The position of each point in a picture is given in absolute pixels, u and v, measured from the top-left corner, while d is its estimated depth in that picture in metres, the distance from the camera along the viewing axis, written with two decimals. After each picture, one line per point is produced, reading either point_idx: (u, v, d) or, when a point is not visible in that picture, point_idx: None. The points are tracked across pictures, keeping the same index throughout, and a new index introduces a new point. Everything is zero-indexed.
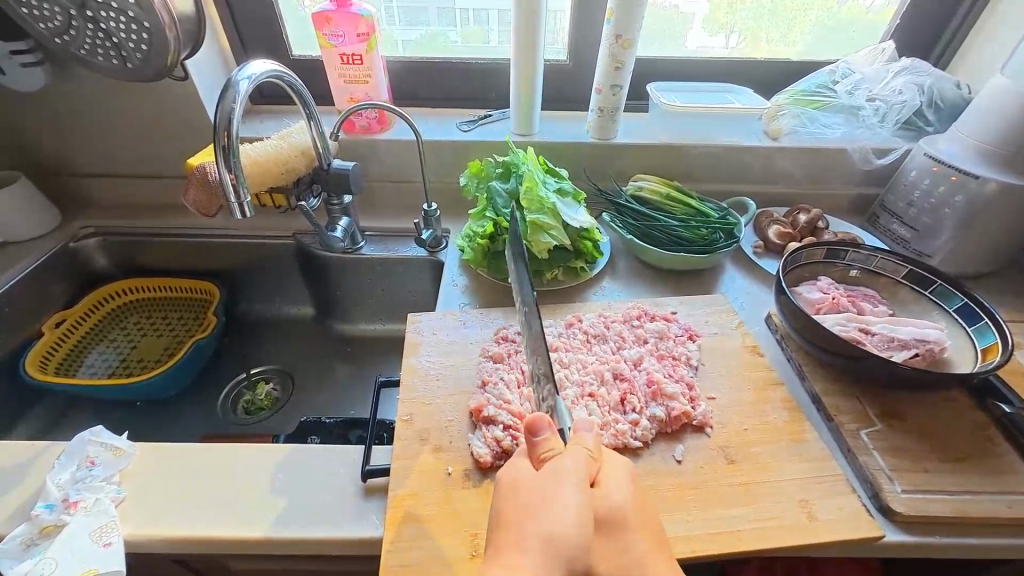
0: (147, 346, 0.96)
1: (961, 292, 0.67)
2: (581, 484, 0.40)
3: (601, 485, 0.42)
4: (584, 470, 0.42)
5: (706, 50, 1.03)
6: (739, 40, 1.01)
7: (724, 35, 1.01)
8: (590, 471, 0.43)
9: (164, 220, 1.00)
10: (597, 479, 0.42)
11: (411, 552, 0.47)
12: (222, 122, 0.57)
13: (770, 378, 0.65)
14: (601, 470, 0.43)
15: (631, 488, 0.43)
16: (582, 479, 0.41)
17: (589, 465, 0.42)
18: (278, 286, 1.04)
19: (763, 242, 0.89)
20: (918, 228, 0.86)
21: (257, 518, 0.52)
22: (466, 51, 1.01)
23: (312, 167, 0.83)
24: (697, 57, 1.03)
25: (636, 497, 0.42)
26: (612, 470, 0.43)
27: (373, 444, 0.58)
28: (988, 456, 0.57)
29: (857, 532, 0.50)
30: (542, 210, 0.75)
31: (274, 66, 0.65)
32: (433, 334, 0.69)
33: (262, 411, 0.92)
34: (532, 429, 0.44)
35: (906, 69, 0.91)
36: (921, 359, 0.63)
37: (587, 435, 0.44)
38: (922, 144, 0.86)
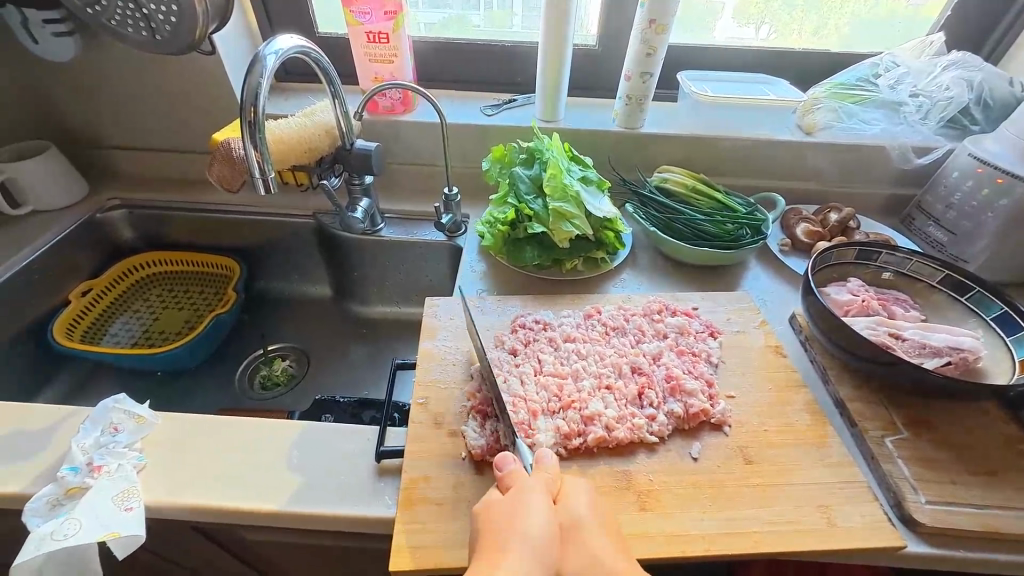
0: (169, 318, 0.98)
1: (1001, 300, 0.64)
2: (546, 501, 0.43)
3: (563, 502, 0.45)
4: (545, 490, 0.45)
5: (741, 39, 0.99)
6: (768, 31, 0.97)
7: (754, 27, 0.97)
8: (552, 490, 0.45)
9: (188, 195, 1.02)
10: (558, 500, 0.45)
11: (423, 534, 0.47)
12: (249, 98, 0.57)
13: (793, 379, 0.63)
14: (561, 490, 0.46)
15: (592, 502, 0.45)
16: (545, 494, 0.44)
17: (547, 485, 0.45)
18: (297, 265, 1.05)
19: (790, 240, 0.87)
20: (956, 232, 0.83)
21: (272, 492, 0.52)
22: (489, 35, 0.99)
23: (335, 147, 0.83)
24: (727, 47, 1.00)
25: (598, 509, 0.45)
26: (571, 489, 0.46)
27: (387, 425, 0.58)
28: (1021, 471, 0.55)
29: (877, 541, 0.48)
30: (565, 198, 0.73)
31: (302, 42, 0.64)
32: (450, 319, 0.69)
33: (278, 386, 0.93)
34: (496, 464, 0.47)
35: (955, 64, 0.85)
36: (954, 367, 0.60)
37: (549, 461, 0.47)
38: (967, 144, 0.82)
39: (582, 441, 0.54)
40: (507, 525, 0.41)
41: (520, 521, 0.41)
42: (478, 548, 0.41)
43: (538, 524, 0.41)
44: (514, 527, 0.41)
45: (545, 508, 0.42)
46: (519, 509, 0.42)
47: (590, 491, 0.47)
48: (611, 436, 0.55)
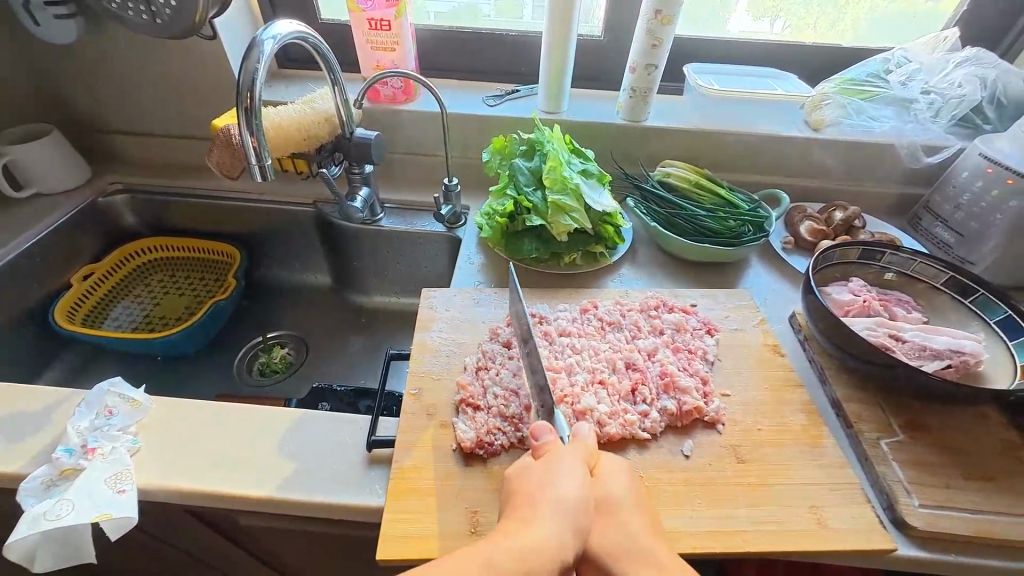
0: (169, 303, 0.98)
1: (1005, 303, 0.63)
2: (580, 470, 0.45)
3: (599, 475, 0.46)
4: (582, 459, 0.46)
5: (749, 33, 0.97)
6: (783, 24, 0.95)
7: (769, 20, 0.95)
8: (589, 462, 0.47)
9: (190, 181, 1.02)
10: (594, 471, 0.47)
11: (410, 523, 0.48)
12: (246, 83, 0.56)
13: (790, 379, 0.63)
14: (599, 462, 0.48)
15: (628, 482, 0.46)
16: (582, 462, 0.46)
17: (585, 454, 0.47)
18: (298, 253, 1.05)
19: (793, 238, 0.86)
20: (964, 233, 0.81)
21: (263, 479, 0.53)
22: (498, 25, 0.97)
23: (334, 135, 0.82)
24: (740, 40, 0.97)
25: (635, 489, 0.46)
26: (608, 463, 0.48)
27: (379, 415, 0.58)
28: (1017, 477, 0.54)
29: (867, 543, 0.48)
30: (565, 191, 0.73)
31: (300, 28, 0.63)
32: (446, 311, 0.69)
33: (276, 374, 0.94)
34: (533, 433, 0.48)
35: (969, 61, 0.83)
36: (953, 371, 0.60)
37: (585, 435, 0.49)
38: (978, 143, 0.80)
39: None
40: (544, 486, 0.43)
41: (554, 480, 0.44)
42: (514, 501, 0.44)
43: (572, 488, 0.43)
44: (548, 485, 0.43)
45: (580, 475, 0.44)
46: (552, 475, 0.44)
47: (627, 470, 0.48)
48: (602, 432, 0.54)
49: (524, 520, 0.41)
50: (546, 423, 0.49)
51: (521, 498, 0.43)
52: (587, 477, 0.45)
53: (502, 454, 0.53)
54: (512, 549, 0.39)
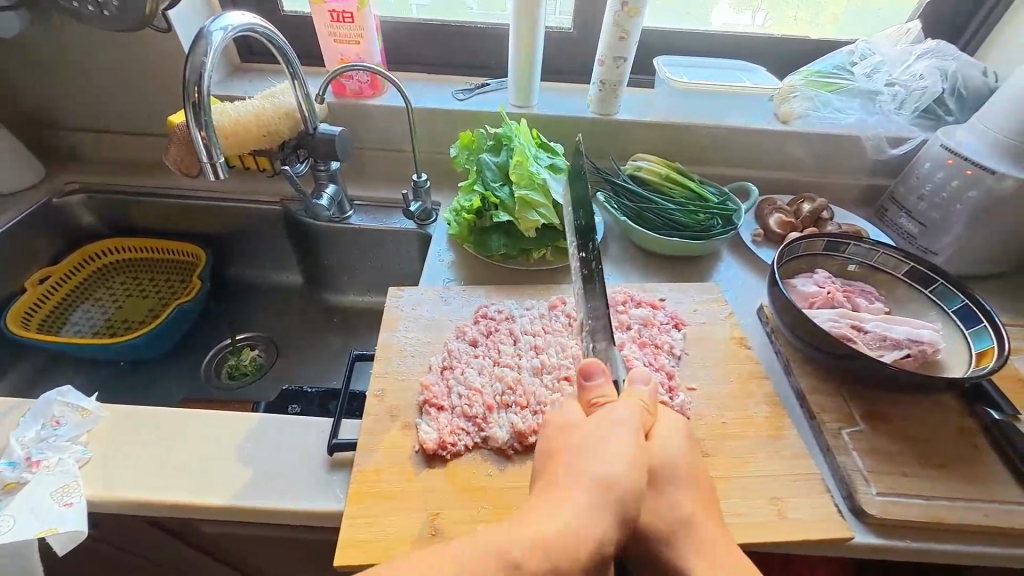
0: (132, 306, 0.95)
1: (962, 292, 0.64)
2: (635, 435, 0.43)
3: (654, 439, 0.48)
4: (644, 412, 0.46)
5: (727, 26, 0.97)
6: (766, 16, 0.95)
7: (752, 13, 0.95)
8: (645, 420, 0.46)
9: (152, 180, 0.98)
10: (650, 432, 0.48)
11: (371, 527, 0.47)
12: (192, 77, 0.54)
13: (755, 371, 0.63)
14: (653, 424, 0.48)
15: (685, 442, 0.48)
16: (636, 427, 0.43)
17: (644, 416, 0.46)
18: (267, 252, 1.03)
19: (763, 231, 0.86)
20: (926, 224, 0.82)
21: (220, 486, 0.51)
22: (483, 18, 0.96)
23: (297, 131, 0.80)
24: (726, 33, 0.97)
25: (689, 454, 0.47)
26: (664, 424, 0.49)
27: (342, 418, 0.57)
28: (971, 463, 0.55)
29: (826, 532, 0.49)
30: (531, 186, 0.72)
31: (253, 19, 0.61)
32: (412, 310, 0.68)
33: (245, 376, 0.92)
34: (587, 373, 0.47)
35: (930, 52, 0.84)
36: (911, 360, 0.61)
37: (642, 387, 0.47)
38: (939, 135, 0.81)
39: (537, 438, 0.53)
40: (585, 453, 0.42)
41: (609, 442, 0.42)
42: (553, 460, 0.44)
43: (615, 465, 0.41)
44: (599, 447, 0.42)
45: (633, 444, 0.42)
46: (604, 436, 0.43)
47: (683, 429, 0.49)
48: None
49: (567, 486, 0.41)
50: (602, 364, 0.48)
51: (559, 465, 0.43)
52: (640, 442, 0.43)
53: (466, 454, 0.53)
54: (560, 521, 0.38)
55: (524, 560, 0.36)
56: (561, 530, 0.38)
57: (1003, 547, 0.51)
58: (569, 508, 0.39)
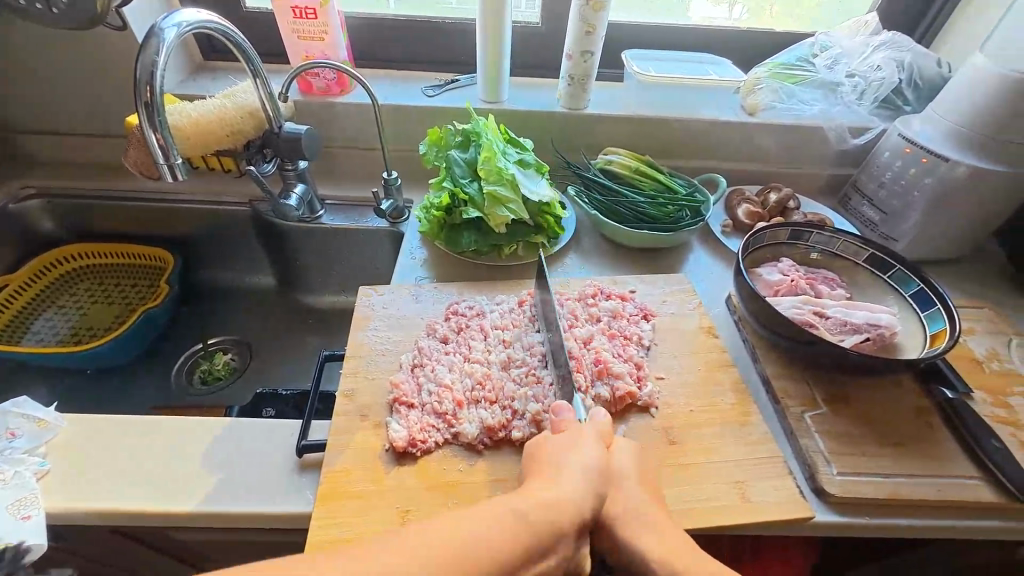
0: (98, 313, 0.93)
1: (918, 276, 0.67)
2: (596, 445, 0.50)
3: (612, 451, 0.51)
4: (599, 438, 0.51)
5: (705, 19, 0.98)
6: (743, 10, 0.96)
7: (728, 6, 0.96)
8: (603, 439, 0.52)
9: (114, 183, 0.96)
10: (609, 444, 0.52)
11: (341, 527, 0.47)
12: (144, 76, 0.52)
13: (722, 359, 0.64)
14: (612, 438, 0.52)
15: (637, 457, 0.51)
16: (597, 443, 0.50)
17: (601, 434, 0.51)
18: (237, 254, 1.01)
19: (731, 222, 0.87)
20: (886, 211, 0.85)
21: (187, 492, 0.51)
22: (463, 11, 0.95)
23: (262, 130, 0.78)
24: (702, 27, 0.98)
25: (641, 461, 0.51)
26: (620, 439, 0.53)
27: (311, 419, 0.57)
28: (925, 441, 0.57)
29: (787, 513, 0.50)
30: (500, 182, 0.72)
31: (207, 17, 0.60)
32: (383, 308, 0.67)
33: (218, 381, 0.90)
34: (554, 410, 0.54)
35: (887, 44, 0.86)
36: (870, 344, 0.63)
37: (601, 417, 0.53)
38: (898, 125, 0.83)
39: (507, 433, 0.54)
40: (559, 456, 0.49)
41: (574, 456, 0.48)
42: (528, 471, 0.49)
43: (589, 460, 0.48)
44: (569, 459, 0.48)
45: (598, 449, 0.50)
46: (575, 445, 0.49)
47: (639, 448, 0.53)
48: (537, 427, 0.54)
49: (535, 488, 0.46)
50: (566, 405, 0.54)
51: (543, 460, 0.49)
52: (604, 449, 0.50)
53: (436, 450, 0.53)
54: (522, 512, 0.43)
55: (501, 535, 0.40)
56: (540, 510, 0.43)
57: (956, 520, 0.53)
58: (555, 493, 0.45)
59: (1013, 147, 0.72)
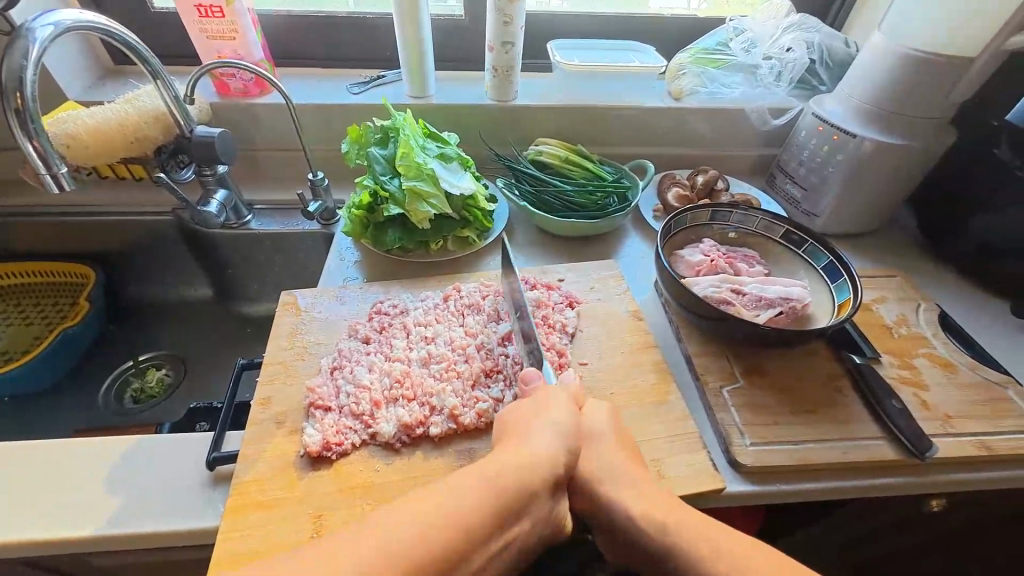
0: (15, 336, 0.88)
1: (827, 249, 0.69)
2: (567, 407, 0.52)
3: (585, 414, 0.53)
4: (570, 402, 0.53)
5: (664, 9, 0.99)
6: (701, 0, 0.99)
7: None
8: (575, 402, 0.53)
9: (23, 199, 0.91)
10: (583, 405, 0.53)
11: (249, 538, 0.46)
12: (11, 81, 0.50)
13: (646, 341, 0.65)
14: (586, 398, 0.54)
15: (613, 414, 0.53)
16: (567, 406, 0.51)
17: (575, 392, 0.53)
18: (165, 266, 0.97)
19: (662, 206, 0.89)
20: (807, 188, 0.88)
21: (86, 517, 0.49)
22: None
23: (171, 135, 0.75)
24: (662, 16, 1.00)
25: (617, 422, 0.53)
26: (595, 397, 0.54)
27: (224, 431, 0.55)
28: (835, 406, 0.59)
29: (700, 486, 0.52)
30: (420, 177, 0.71)
31: (88, 18, 0.57)
32: (304, 312, 0.66)
33: (152, 399, 0.87)
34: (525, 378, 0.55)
35: (795, 26, 0.89)
36: (784, 317, 0.65)
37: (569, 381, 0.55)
38: (811, 104, 0.86)
39: (425, 429, 0.54)
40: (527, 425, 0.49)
41: (545, 417, 0.50)
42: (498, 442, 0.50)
43: (558, 430, 0.49)
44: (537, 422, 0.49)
45: (569, 412, 0.51)
46: (539, 413, 0.51)
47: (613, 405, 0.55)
48: (454, 423, 0.54)
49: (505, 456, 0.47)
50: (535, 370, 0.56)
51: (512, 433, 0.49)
52: (575, 411, 0.51)
53: (354, 452, 0.52)
54: (495, 484, 0.43)
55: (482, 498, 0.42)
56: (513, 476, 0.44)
57: (862, 479, 0.55)
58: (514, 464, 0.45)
59: (913, 121, 0.76)
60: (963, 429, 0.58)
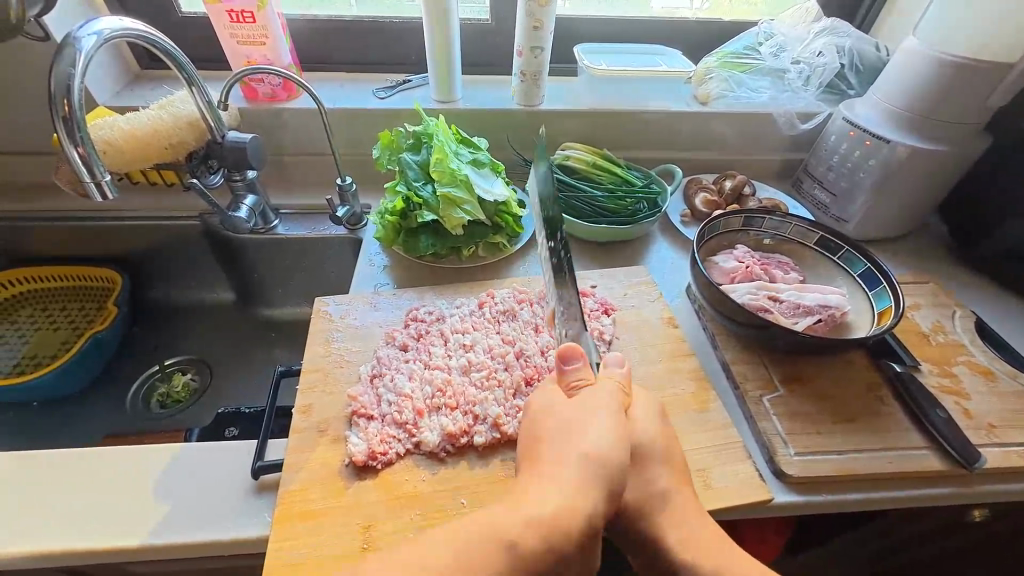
0: (42, 340, 0.88)
1: (864, 256, 0.69)
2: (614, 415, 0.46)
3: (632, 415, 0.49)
4: (617, 399, 0.48)
5: (667, 10, 0.99)
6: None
7: None
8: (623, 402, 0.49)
9: (50, 203, 0.91)
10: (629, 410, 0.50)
11: (297, 549, 0.45)
12: (60, 89, 0.50)
13: (683, 348, 0.65)
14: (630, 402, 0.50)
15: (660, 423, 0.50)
16: (616, 409, 0.47)
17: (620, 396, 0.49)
18: (190, 270, 0.97)
19: (690, 211, 0.88)
20: (837, 193, 0.87)
21: (133, 525, 0.49)
22: None
23: (204, 141, 0.75)
24: (665, 18, 0.99)
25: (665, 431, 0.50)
26: (639, 402, 0.51)
27: (267, 439, 0.55)
28: (877, 415, 0.59)
29: (747, 497, 0.51)
30: (454, 183, 0.71)
31: (131, 25, 0.57)
32: (340, 319, 0.66)
33: (179, 403, 0.87)
34: (565, 357, 0.50)
35: (827, 31, 0.88)
36: (823, 324, 0.64)
37: (615, 367, 0.51)
38: (841, 108, 0.86)
39: (468, 439, 0.53)
40: (575, 431, 0.45)
41: (589, 428, 0.45)
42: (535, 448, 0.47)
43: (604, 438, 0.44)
44: (585, 428, 0.45)
45: (616, 418, 0.46)
46: (588, 420, 0.46)
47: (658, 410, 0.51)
48: (498, 433, 0.54)
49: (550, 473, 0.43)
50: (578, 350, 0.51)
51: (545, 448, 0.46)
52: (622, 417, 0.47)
53: (398, 461, 0.52)
54: (541, 508, 0.40)
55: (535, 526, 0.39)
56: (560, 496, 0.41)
57: (907, 490, 0.55)
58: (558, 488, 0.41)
59: (949, 126, 0.75)
60: (1007, 438, 0.58)
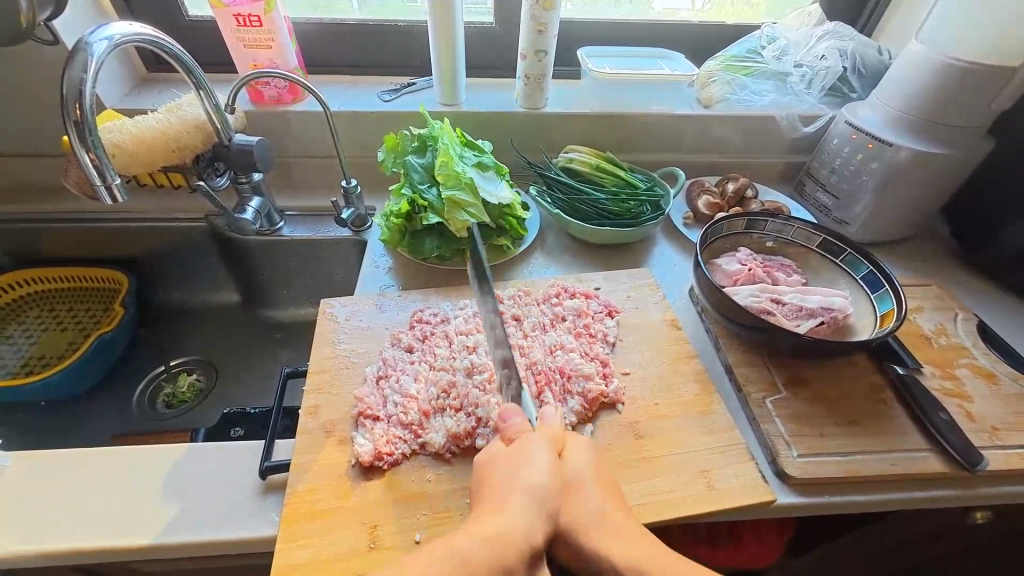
0: (50, 341, 0.89)
1: (868, 260, 0.69)
2: (547, 454, 0.48)
3: (566, 456, 0.49)
4: (550, 443, 0.49)
5: (668, 12, 0.99)
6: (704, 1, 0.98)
7: None
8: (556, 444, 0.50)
9: (58, 205, 0.92)
10: (563, 451, 0.50)
11: (304, 549, 0.46)
12: (71, 94, 0.50)
13: (685, 351, 0.65)
14: (565, 443, 0.50)
15: (592, 460, 0.50)
16: (550, 449, 0.48)
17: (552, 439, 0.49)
18: (195, 272, 0.97)
19: (692, 213, 0.88)
20: (839, 196, 0.88)
21: (142, 525, 0.49)
22: None
23: (211, 144, 0.75)
24: (664, 19, 1.00)
25: (598, 465, 0.50)
26: (575, 442, 0.51)
27: (274, 439, 0.56)
28: (880, 417, 0.59)
29: (750, 498, 0.52)
30: (458, 185, 0.72)
31: (141, 30, 0.58)
32: (346, 320, 0.66)
33: (184, 403, 0.87)
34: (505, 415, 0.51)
35: (831, 34, 0.89)
36: (825, 327, 0.65)
37: (551, 419, 0.52)
38: (843, 112, 0.86)
39: (472, 441, 0.54)
40: (511, 472, 0.46)
41: (520, 470, 0.46)
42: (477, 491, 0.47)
43: (538, 475, 0.46)
44: (518, 472, 0.46)
45: (549, 462, 0.47)
46: (519, 460, 0.47)
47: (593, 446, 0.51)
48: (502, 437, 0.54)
49: (489, 511, 0.44)
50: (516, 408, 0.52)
51: (490, 488, 0.46)
52: (555, 462, 0.48)
53: (405, 462, 0.53)
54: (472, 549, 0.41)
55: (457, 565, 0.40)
56: (492, 543, 0.41)
57: (910, 491, 0.55)
58: (493, 530, 0.42)
59: (951, 130, 0.75)
60: (1010, 441, 0.58)
